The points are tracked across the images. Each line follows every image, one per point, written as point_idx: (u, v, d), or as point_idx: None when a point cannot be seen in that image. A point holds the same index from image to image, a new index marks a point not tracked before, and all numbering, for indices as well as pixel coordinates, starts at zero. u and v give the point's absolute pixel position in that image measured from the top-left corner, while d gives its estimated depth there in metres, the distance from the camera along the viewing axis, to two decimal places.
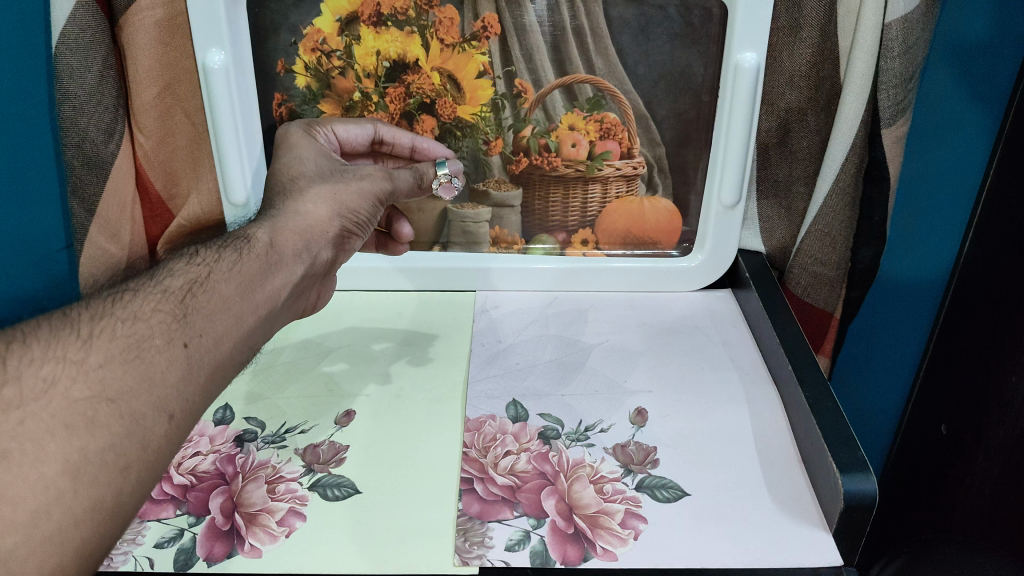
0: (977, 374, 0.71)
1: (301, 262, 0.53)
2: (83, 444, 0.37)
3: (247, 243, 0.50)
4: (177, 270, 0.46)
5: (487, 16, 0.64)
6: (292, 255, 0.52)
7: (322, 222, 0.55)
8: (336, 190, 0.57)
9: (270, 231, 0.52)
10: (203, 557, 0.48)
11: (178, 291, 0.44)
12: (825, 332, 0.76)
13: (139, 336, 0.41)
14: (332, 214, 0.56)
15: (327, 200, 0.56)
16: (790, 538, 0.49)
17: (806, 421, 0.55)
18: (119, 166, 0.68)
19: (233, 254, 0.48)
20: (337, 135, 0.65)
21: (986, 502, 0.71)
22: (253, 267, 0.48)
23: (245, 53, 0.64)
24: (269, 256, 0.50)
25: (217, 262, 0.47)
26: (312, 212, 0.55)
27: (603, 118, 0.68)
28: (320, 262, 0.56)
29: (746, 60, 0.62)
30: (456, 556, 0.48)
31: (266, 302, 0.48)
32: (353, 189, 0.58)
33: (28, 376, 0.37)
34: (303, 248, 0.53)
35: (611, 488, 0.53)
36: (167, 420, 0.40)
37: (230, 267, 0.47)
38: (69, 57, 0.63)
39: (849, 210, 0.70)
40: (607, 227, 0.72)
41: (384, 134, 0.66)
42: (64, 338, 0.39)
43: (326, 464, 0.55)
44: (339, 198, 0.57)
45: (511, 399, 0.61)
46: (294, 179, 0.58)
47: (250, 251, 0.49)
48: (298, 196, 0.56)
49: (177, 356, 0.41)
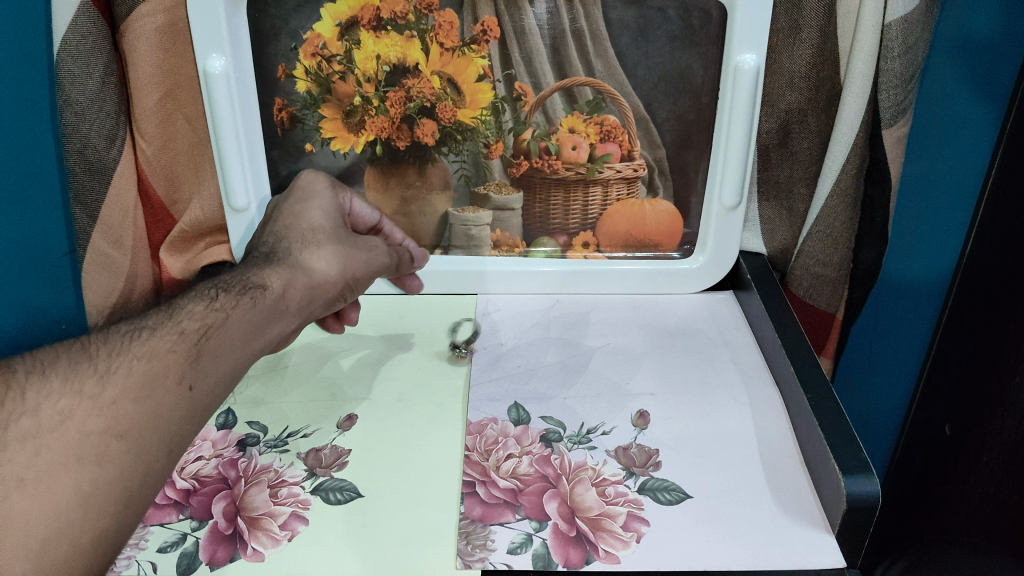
0: (983, 374, 0.70)
1: (299, 316, 0.53)
2: (94, 475, 0.37)
3: (261, 292, 0.50)
4: (195, 311, 0.46)
5: (486, 21, 0.64)
6: (296, 309, 0.52)
7: (330, 279, 0.56)
8: (348, 254, 0.58)
9: (284, 281, 0.52)
10: (206, 561, 0.48)
11: (193, 333, 0.44)
12: (828, 332, 0.76)
13: (153, 373, 0.41)
14: (340, 275, 0.56)
15: (337, 261, 0.56)
16: (792, 541, 0.49)
17: (808, 422, 0.55)
18: (121, 171, 0.68)
19: (248, 301, 0.48)
20: (350, 205, 0.64)
21: (989, 502, 0.70)
22: (261, 318, 0.49)
23: (246, 59, 0.65)
24: (277, 306, 0.50)
25: (233, 307, 0.47)
26: (322, 270, 0.55)
27: (604, 121, 0.68)
28: (317, 315, 0.56)
29: (747, 62, 0.63)
30: (458, 559, 0.48)
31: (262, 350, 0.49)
32: (361, 257, 0.59)
33: (45, 409, 0.37)
34: (306, 303, 0.53)
35: (613, 490, 0.53)
36: (166, 455, 0.40)
37: (244, 316, 0.47)
38: (71, 63, 0.63)
39: (851, 210, 0.69)
40: (608, 229, 0.72)
41: (385, 228, 0.67)
42: (81, 373, 0.39)
43: (329, 468, 0.55)
44: (348, 261, 0.57)
45: (512, 403, 0.61)
46: (293, 212, 0.59)
47: (263, 302, 0.49)
48: (315, 249, 0.56)
49: (181, 396, 0.42)
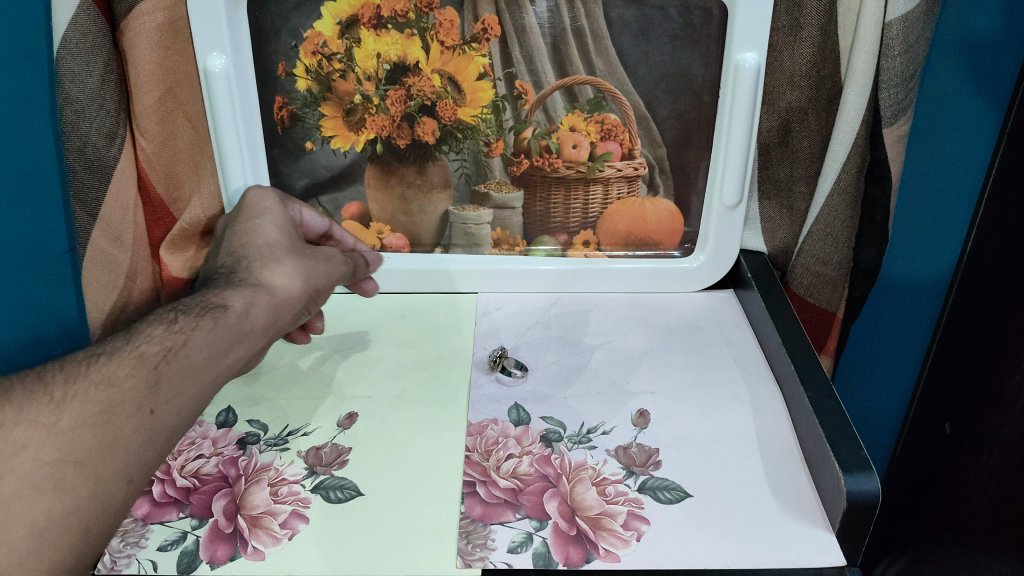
0: (982, 373, 0.71)
1: (266, 334, 0.54)
2: (51, 505, 0.41)
3: (223, 311, 0.51)
4: (155, 335, 0.47)
5: (487, 19, 0.64)
6: (262, 327, 0.53)
7: (293, 295, 0.56)
8: (309, 267, 0.58)
9: (247, 299, 0.53)
10: (206, 559, 0.48)
11: (152, 356, 0.46)
12: (828, 332, 0.76)
13: (111, 400, 0.43)
14: (302, 290, 0.57)
15: (298, 276, 0.57)
16: (792, 539, 0.49)
17: (808, 421, 0.55)
18: (121, 170, 0.68)
19: (210, 321, 0.49)
20: (299, 215, 0.65)
21: (988, 502, 0.70)
22: (225, 338, 0.49)
23: (246, 57, 0.65)
24: (240, 325, 0.51)
25: (194, 329, 0.48)
26: (283, 286, 0.56)
27: (604, 120, 0.68)
28: (284, 329, 0.57)
29: (747, 60, 0.63)
30: (458, 558, 0.48)
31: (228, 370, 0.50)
32: (321, 269, 0.60)
33: (4, 438, 0.41)
34: (271, 321, 0.54)
35: (613, 489, 0.53)
36: (126, 484, 0.43)
37: (205, 337, 0.48)
38: (71, 61, 0.63)
39: (852, 209, 0.70)
40: (609, 228, 0.72)
41: (336, 233, 0.68)
42: (37, 402, 0.42)
43: (329, 467, 0.55)
44: (311, 276, 0.58)
45: (513, 403, 0.61)
46: (249, 228, 0.60)
47: (225, 320, 0.50)
48: (276, 264, 0.57)
49: (141, 423, 0.44)
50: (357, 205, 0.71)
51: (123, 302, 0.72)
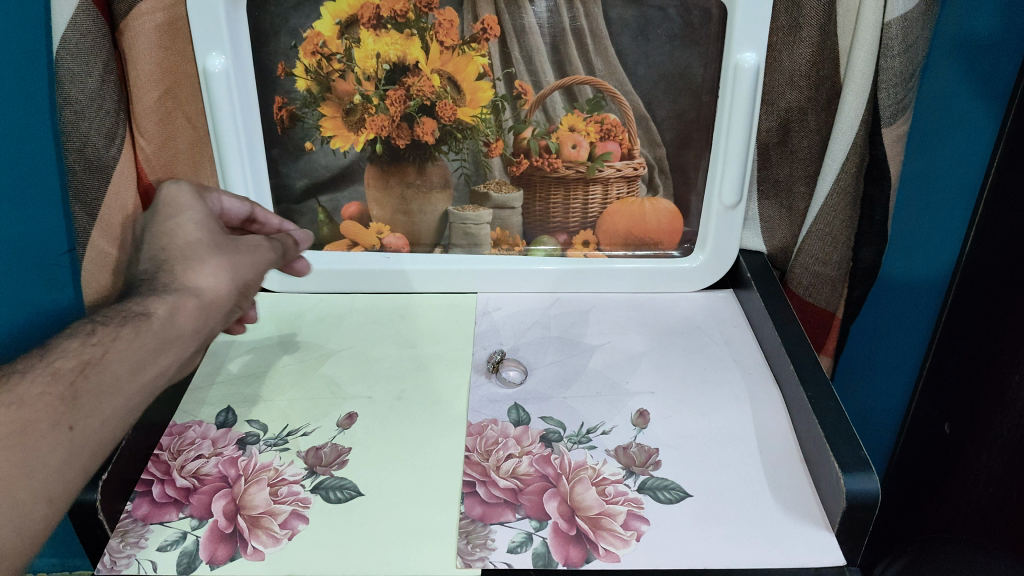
0: (981, 373, 0.71)
1: (197, 338, 0.51)
2: None
3: (145, 319, 0.48)
4: (70, 350, 0.46)
5: (486, 19, 0.64)
6: (191, 332, 0.50)
7: (221, 295, 0.52)
8: (236, 262, 0.54)
9: (170, 305, 0.50)
10: (206, 559, 0.49)
11: (68, 372, 0.45)
12: (828, 332, 0.76)
13: (26, 420, 0.42)
14: (231, 288, 0.53)
15: (225, 273, 0.53)
16: (792, 538, 0.50)
17: (807, 421, 0.55)
18: (120, 169, 0.67)
19: (131, 331, 0.48)
20: (220, 203, 0.63)
21: (989, 502, 0.70)
22: (149, 346, 0.48)
23: (245, 57, 0.65)
24: (165, 333, 0.49)
25: (114, 340, 0.47)
26: (210, 288, 0.52)
27: (604, 120, 0.68)
28: (216, 331, 0.54)
29: (747, 60, 0.63)
30: (459, 558, 0.48)
31: (155, 378, 0.49)
32: (250, 263, 0.55)
33: None
34: (201, 324, 0.51)
35: (612, 489, 0.53)
36: (46, 504, 0.43)
37: (126, 347, 0.47)
38: (70, 62, 0.63)
39: (851, 209, 0.70)
40: (608, 228, 0.72)
41: (259, 215, 0.65)
42: None
43: (329, 467, 0.55)
44: (238, 271, 0.54)
45: (512, 403, 0.61)
46: (165, 230, 0.54)
47: (148, 329, 0.48)
48: (199, 265, 0.52)
49: (60, 439, 0.43)
50: (356, 205, 0.72)
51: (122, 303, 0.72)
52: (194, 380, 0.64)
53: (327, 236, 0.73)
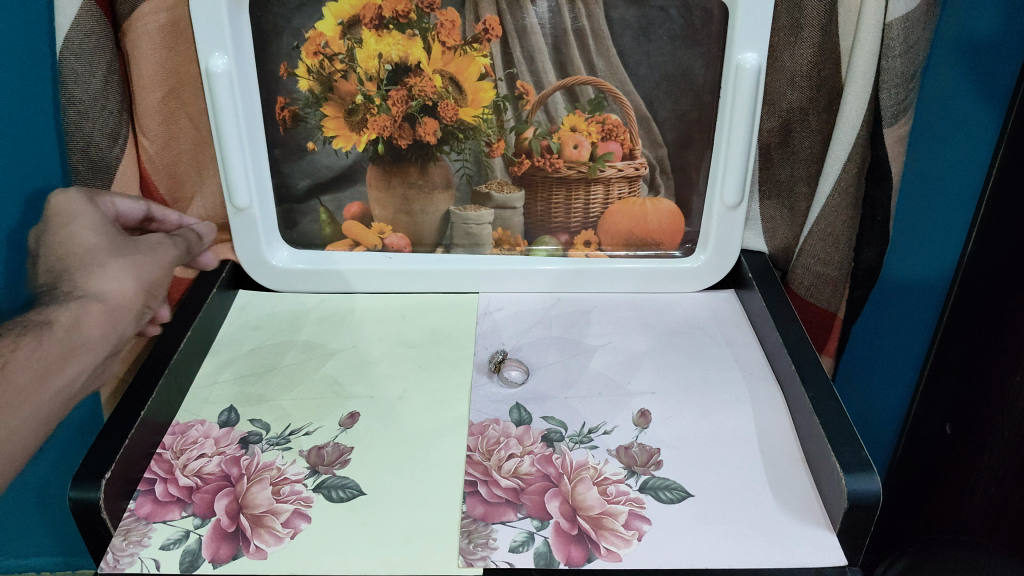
0: (982, 374, 0.71)
1: (108, 341, 0.59)
2: None
3: (47, 326, 0.55)
4: None
5: (488, 19, 0.64)
6: (100, 336, 0.58)
7: (129, 297, 0.60)
8: (139, 264, 0.61)
9: (77, 311, 0.57)
10: (209, 558, 0.49)
11: None
12: (829, 332, 0.76)
13: None
14: (138, 291, 0.60)
15: (131, 275, 0.60)
16: (794, 537, 0.50)
17: (809, 421, 0.55)
18: (124, 171, 0.69)
19: (32, 339, 0.54)
20: (115, 207, 0.65)
21: (990, 502, 0.70)
22: (54, 350, 0.55)
23: (249, 59, 0.65)
24: (70, 337, 0.56)
25: (14, 349, 0.52)
26: (115, 292, 0.59)
27: (605, 120, 0.68)
28: (128, 334, 0.61)
29: (748, 61, 0.63)
30: (460, 557, 0.49)
31: (71, 378, 0.56)
32: (155, 263, 0.62)
33: None
34: (112, 328, 0.59)
35: (614, 489, 0.53)
36: None
37: (30, 352, 0.53)
38: (74, 62, 0.63)
39: (852, 209, 0.70)
40: (610, 228, 0.72)
41: (157, 215, 0.68)
42: None
43: (331, 466, 0.55)
44: (143, 271, 0.61)
45: (515, 403, 0.61)
46: (59, 241, 0.60)
47: (50, 334, 0.55)
48: (99, 271, 0.59)
49: None
50: (359, 205, 0.72)
51: None
52: (196, 379, 0.64)
53: (330, 236, 0.74)
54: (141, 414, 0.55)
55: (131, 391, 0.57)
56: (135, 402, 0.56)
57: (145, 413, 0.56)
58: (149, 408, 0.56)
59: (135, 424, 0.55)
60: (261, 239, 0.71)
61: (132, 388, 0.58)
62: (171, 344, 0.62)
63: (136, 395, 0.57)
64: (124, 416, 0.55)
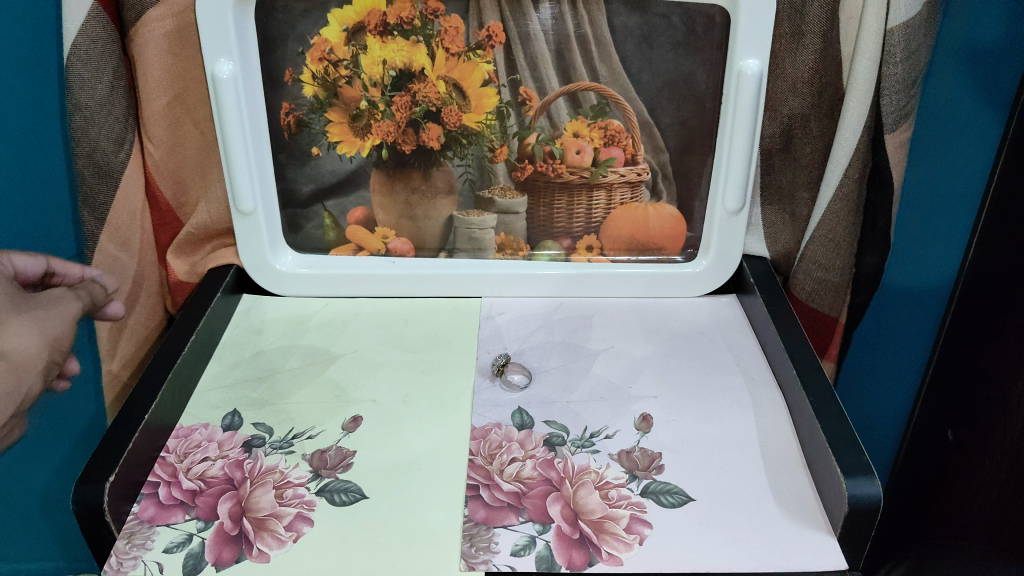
0: (983, 379, 0.71)
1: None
2: None
3: None
4: None
5: (492, 26, 0.64)
6: None
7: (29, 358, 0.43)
8: (40, 320, 0.45)
9: None
10: (212, 561, 0.49)
11: None
12: (830, 339, 0.76)
13: None
14: (43, 348, 0.44)
15: (32, 333, 0.44)
16: (794, 542, 0.50)
17: (809, 426, 0.56)
18: (129, 174, 0.69)
19: None
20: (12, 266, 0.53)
21: (992, 509, 0.70)
22: None
23: (254, 65, 0.66)
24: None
25: None
26: (17, 350, 0.43)
27: (608, 126, 0.68)
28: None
29: (750, 66, 0.63)
30: (462, 561, 0.49)
31: None
32: (54, 316, 0.47)
33: None
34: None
35: (616, 493, 0.54)
36: None
37: None
38: (81, 68, 0.64)
39: (853, 216, 0.70)
40: (612, 233, 0.73)
41: (59, 268, 0.56)
42: None
43: (334, 470, 0.56)
44: (45, 326, 0.45)
45: (516, 407, 0.61)
46: None
47: None
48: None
49: None
50: (362, 210, 0.72)
51: (130, 304, 0.73)
52: (199, 384, 0.64)
53: (333, 240, 0.74)
54: (144, 419, 0.56)
55: (135, 395, 0.58)
56: (139, 406, 0.57)
57: (149, 417, 0.56)
58: (153, 412, 0.57)
59: (139, 428, 0.55)
60: (265, 244, 0.72)
61: (136, 392, 0.58)
62: (175, 348, 0.62)
63: (140, 399, 0.57)
64: (128, 419, 0.56)
